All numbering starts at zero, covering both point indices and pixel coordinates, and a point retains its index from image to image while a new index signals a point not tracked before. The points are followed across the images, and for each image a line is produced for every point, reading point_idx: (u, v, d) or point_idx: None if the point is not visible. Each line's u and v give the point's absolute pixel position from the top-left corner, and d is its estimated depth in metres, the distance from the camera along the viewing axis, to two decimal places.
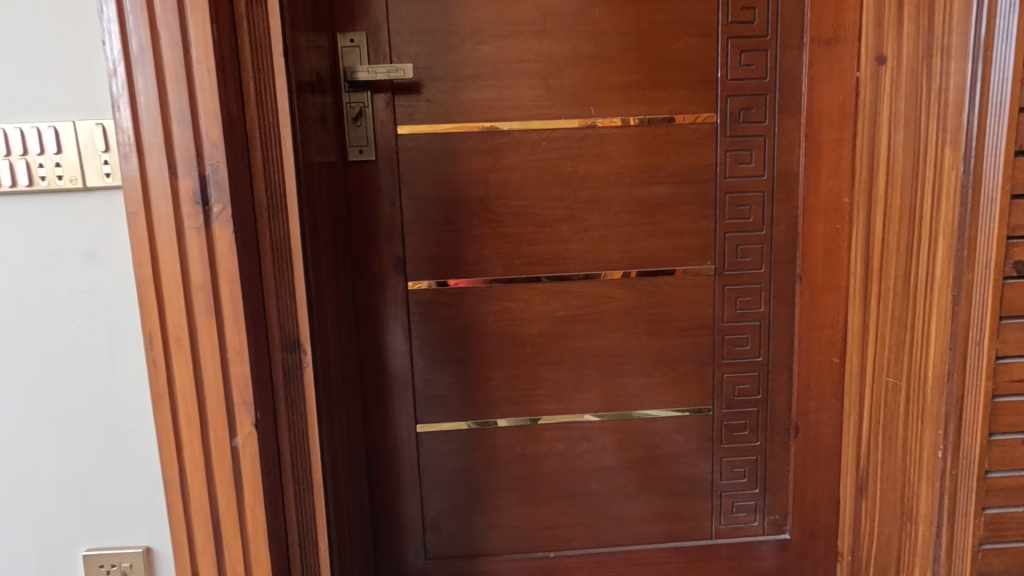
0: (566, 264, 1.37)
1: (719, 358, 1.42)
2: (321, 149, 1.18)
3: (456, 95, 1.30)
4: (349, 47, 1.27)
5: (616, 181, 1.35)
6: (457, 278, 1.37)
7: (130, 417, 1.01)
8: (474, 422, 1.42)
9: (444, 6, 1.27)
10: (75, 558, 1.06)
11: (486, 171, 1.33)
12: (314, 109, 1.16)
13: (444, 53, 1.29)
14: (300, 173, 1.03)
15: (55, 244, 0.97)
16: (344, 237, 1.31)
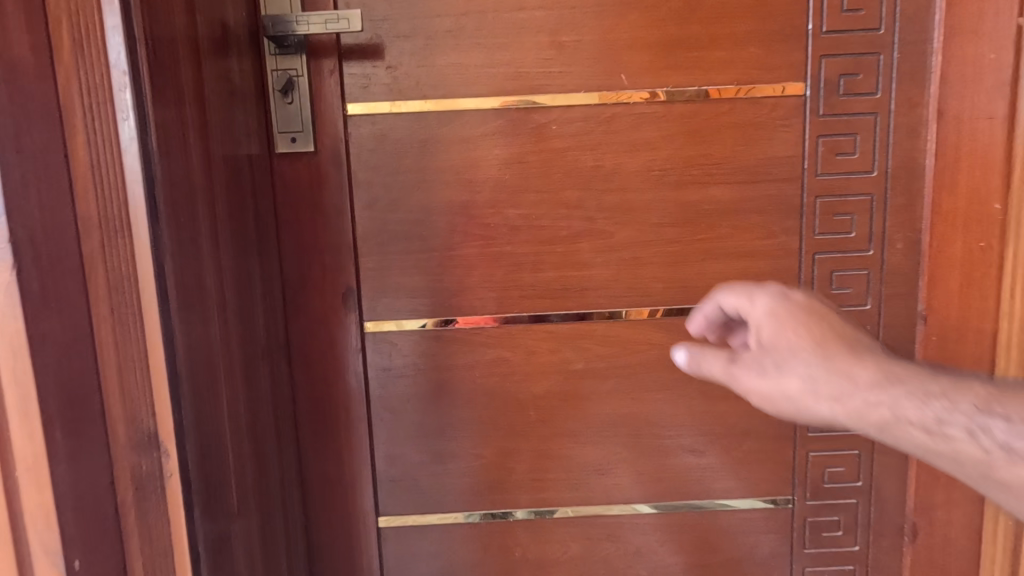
0: (585, 299, 0.97)
1: (802, 429, 1.00)
2: (227, 132, 0.80)
3: (429, 58, 0.91)
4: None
5: (659, 181, 0.95)
6: (455, 317, 0.97)
7: None
8: (485, 513, 1.02)
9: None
10: None
11: (472, 169, 0.94)
12: (214, 72, 0.77)
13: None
14: (164, 167, 0.64)
15: None
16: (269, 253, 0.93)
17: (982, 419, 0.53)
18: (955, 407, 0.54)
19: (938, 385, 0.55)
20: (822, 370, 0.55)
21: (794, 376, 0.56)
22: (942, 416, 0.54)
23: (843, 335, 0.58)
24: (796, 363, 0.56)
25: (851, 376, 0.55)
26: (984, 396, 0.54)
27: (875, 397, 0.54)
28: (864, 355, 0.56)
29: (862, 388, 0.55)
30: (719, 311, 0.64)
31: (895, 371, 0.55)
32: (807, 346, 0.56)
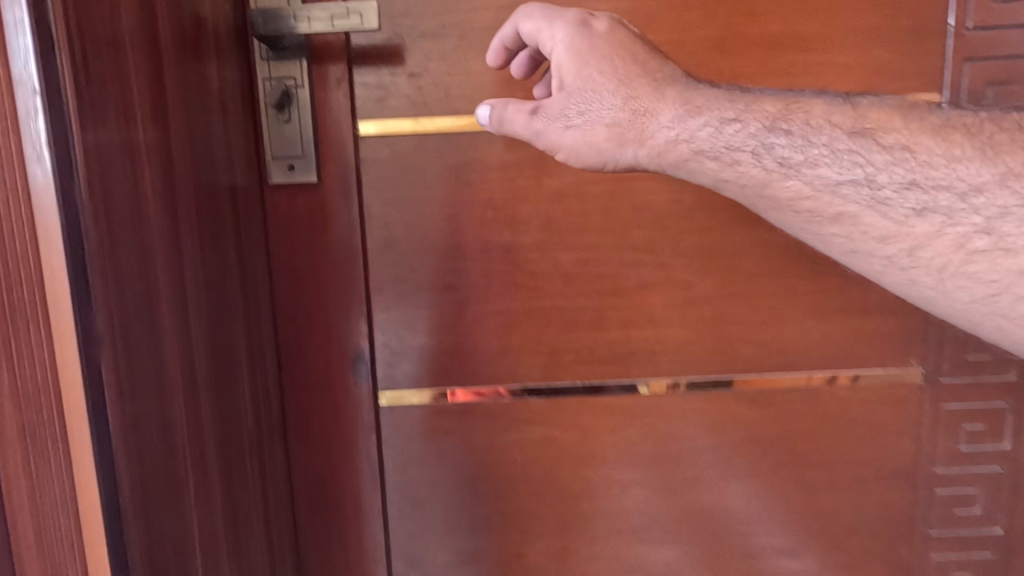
0: (651, 365, 0.78)
1: (921, 525, 0.81)
2: (203, 157, 0.60)
3: (463, 64, 0.72)
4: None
5: (749, 219, 0.75)
6: (462, 390, 0.78)
7: None
8: None
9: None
10: None
11: (515, 203, 0.74)
12: (184, 84, 0.57)
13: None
14: (101, 204, 0.44)
15: None
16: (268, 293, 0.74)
17: (782, 127, 0.59)
18: (776, 122, 0.59)
19: (790, 121, 0.59)
20: (621, 93, 0.59)
21: (596, 134, 0.60)
22: (767, 139, 0.59)
23: (656, 77, 0.60)
24: (655, 123, 0.60)
25: (659, 123, 0.59)
26: (798, 107, 0.59)
27: (711, 140, 0.59)
28: (673, 87, 0.60)
29: (688, 132, 0.59)
30: (517, 35, 0.64)
31: (710, 100, 0.60)
32: (608, 77, 0.59)
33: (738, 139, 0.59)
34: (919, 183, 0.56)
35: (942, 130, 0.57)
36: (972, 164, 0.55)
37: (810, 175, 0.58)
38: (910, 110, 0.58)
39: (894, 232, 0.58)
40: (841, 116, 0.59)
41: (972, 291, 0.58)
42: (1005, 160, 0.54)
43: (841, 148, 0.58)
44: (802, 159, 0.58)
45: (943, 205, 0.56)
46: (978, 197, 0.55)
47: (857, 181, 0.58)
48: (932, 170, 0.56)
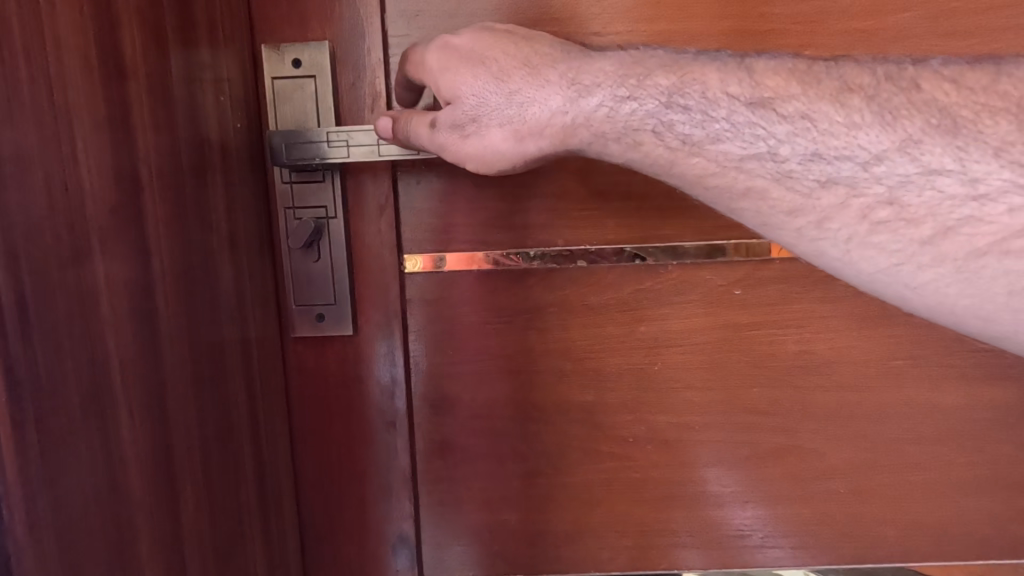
0: (766, 548, 0.62)
1: None
2: (216, 337, 0.44)
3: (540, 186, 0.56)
4: (292, 84, 0.52)
5: (899, 375, 0.59)
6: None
7: None
8: None
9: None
10: None
11: (603, 356, 0.59)
12: (193, 276, 0.41)
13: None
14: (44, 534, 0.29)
15: None
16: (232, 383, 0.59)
17: (677, 102, 0.39)
18: (642, 87, 0.40)
19: (699, 86, 0.39)
20: (503, 87, 0.43)
21: (495, 137, 0.43)
22: (665, 115, 0.39)
23: (520, 57, 0.44)
24: (536, 109, 0.42)
25: (532, 99, 0.42)
26: (694, 76, 0.39)
27: (581, 114, 0.41)
28: (560, 63, 0.42)
29: (581, 115, 0.41)
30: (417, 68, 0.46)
31: (599, 73, 0.41)
32: (487, 76, 0.43)
33: (628, 118, 0.40)
34: (822, 157, 0.36)
35: (843, 93, 0.36)
36: (871, 132, 0.35)
37: (712, 155, 0.39)
38: (810, 67, 0.38)
39: (793, 207, 0.38)
40: (739, 83, 0.38)
41: (877, 265, 0.37)
42: (905, 126, 0.35)
43: (740, 122, 0.38)
44: (705, 135, 0.39)
45: (845, 177, 0.36)
46: (872, 172, 0.36)
47: (759, 157, 0.38)
48: (831, 138, 0.36)
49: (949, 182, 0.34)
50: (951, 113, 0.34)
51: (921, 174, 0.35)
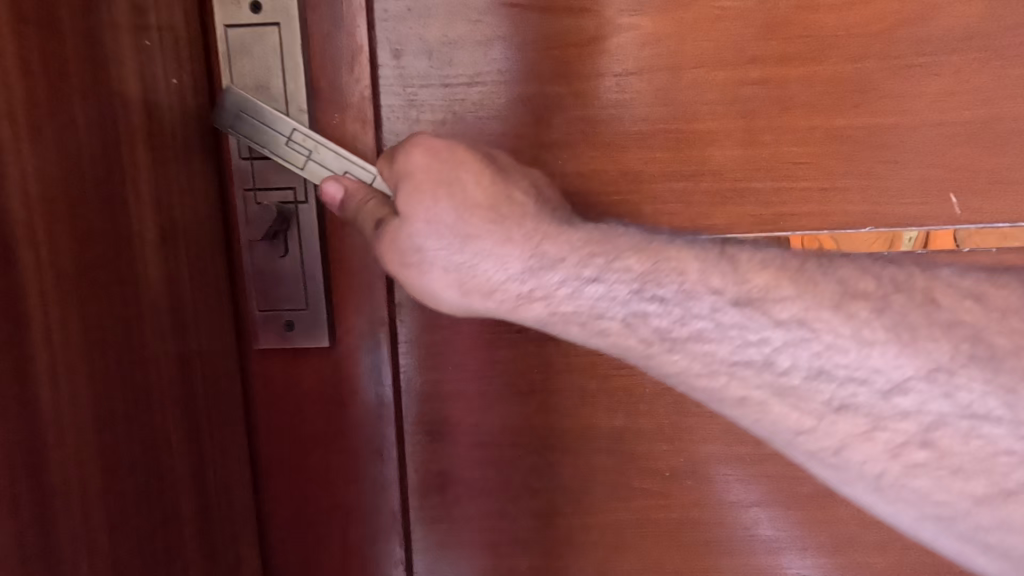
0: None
1: None
2: (145, 365, 0.34)
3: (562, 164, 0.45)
4: (252, 34, 0.41)
5: None
6: None
7: None
8: None
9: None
10: None
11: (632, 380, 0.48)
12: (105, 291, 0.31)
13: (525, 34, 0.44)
14: None
15: None
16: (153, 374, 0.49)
17: (650, 291, 0.28)
18: (609, 266, 0.28)
19: (655, 257, 0.28)
20: (459, 232, 0.29)
21: (440, 286, 0.30)
22: (637, 304, 0.28)
23: (481, 198, 0.30)
24: (480, 270, 0.29)
25: (490, 261, 0.29)
26: (664, 260, 0.28)
27: (538, 289, 0.29)
28: (529, 217, 0.29)
29: (544, 291, 0.29)
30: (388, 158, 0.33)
31: (567, 244, 0.29)
32: (441, 212, 0.29)
33: (598, 302, 0.28)
34: (829, 375, 0.26)
35: (840, 297, 0.26)
36: (886, 353, 0.25)
37: (692, 356, 0.27)
38: (802, 264, 0.27)
39: (801, 428, 0.26)
40: (720, 275, 0.27)
41: (907, 513, 0.26)
42: (926, 348, 0.25)
43: (728, 323, 0.27)
44: (685, 334, 0.27)
45: (866, 405, 0.25)
46: (892, 403, 0.25)
47: (752, 364, 0.27)
48: (841, 356, 0.25)
49: (994, 428, 0.24)
50: (981, 338, 0.25)
51: (962, 421, 0.25)
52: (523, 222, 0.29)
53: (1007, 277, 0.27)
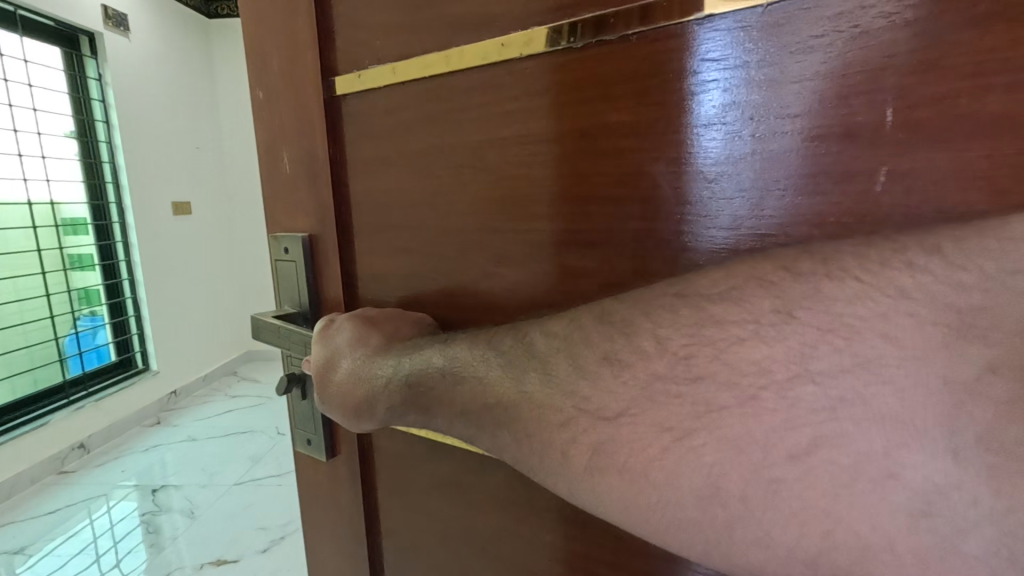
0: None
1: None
2: None
3: (500, 201, 0.36)
4: (290, 269, 0.49)
5: None
6: None
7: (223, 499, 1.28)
8: None
9: (298, 54, 0.45)
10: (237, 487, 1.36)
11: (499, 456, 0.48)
12: None
13: (503, 139, 0.35)
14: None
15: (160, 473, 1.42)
16: (126, 407, 1.74)
17: (408, 384, 0.38)
18: (394, 373, 0.39)
19: (410, 358, 0.38)
20: (336, 372, 0.42)
21: (335, 412, 0.44)
22: (405, 397, 0.38)
23: (354, 351, 0.42)
24: (357, 392, 0.41)
25: (348, 384, 0.42)
26: (416, 355, 0.38)
27: (371, 401, 0.40)
28: (375, 353, 0.40)
29: (375, 405, 0.40)
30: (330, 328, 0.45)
31: (380, 365, 0.40)
32: (328, 363, 0.43)
33: (394, 407, 0.39)
34: (484, 406, 0.32)
35: (490, 345, 0.33)
36: (499, 379, 0.31)
37: (428, 415, 0.36)
38: (488, 332, 0.34)
39: (491, 446, 0.32)
40: (437, 355, 0.36)
41: (565, 494, 0.28)
42: (518, 369, 0.30)
43: (439, 385, 0.35)
44: (423, 403, 0.37)
45: (504, 419, 0.30)
46: (509, 413, 0.30)
47: (455, 415, 0.34)
48: (483, 387, 0.32)
49: (548, 414, 0.28)
50: (573, 358, 0.27)
51: (559, 424, 0.27)
52: (365, 363, 0.41)
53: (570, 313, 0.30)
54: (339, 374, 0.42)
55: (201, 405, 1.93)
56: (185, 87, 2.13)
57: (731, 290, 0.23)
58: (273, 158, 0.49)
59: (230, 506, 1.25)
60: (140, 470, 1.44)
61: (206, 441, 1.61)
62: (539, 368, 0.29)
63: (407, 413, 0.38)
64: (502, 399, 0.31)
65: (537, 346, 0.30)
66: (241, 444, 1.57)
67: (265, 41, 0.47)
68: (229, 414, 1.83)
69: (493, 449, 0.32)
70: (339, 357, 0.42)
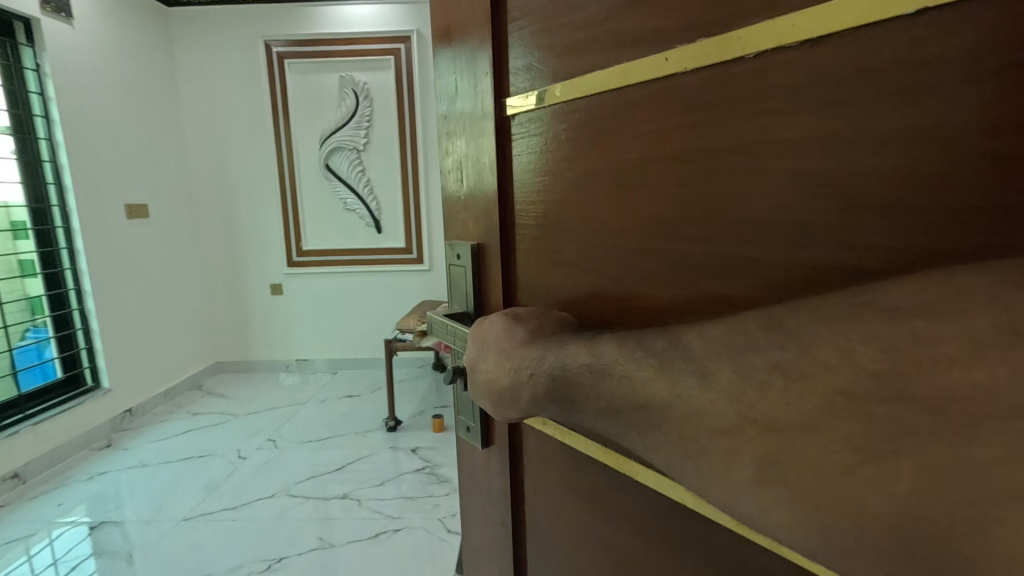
0: (450, 517, 1.69)
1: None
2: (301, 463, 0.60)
3: (661, 198, 0.38)
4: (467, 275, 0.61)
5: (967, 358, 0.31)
6: None
7: (162, 538, 1.59)
8: None
9: (480, 79, 0.55)
10: (173, 525, 1.66)
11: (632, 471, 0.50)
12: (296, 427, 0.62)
13: (693, 153, 0.35)
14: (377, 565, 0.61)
15: (115, 508, 1.75)
16: (74, 424, 2.12)
17: (553, 378, 0.38)
18: (538, 366, 0.40)
19: (554, 352, 0.39)
20: (486, 363, 0.45)
21: (481, 400, 0.46)
22: (549, 389, 0.39)
23: (505, 341, 0.44)
24: (503, 382, 0.43)
25: (495, 375, 0.44)
26: (560, 351, 0.39)
27: (515, 392, 0.42)
28: (522, 346, 0.42)
29: (519, 396, 0.42)
30: (482, 325, 0.47)
31: (525, 357, 0.41)
32: (479, 354, 0.46)
33: (538, 399, 0.40)
34: (634, 404, 0.31)
35: (639, 345, 0.33)
36: (648, 377, 0.31)
37: (573, 409, 0.37)
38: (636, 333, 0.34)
39: (640, 444, 0.32)
40: (582, 350, 0.37)
41: (733, 502, 0.27)
42: (673, 369, 0.30)
43: (585, 381, 0.35)
44: (566, 397, 0.37)
45: (658, 418, 0.30)
46: (666, 411, 0.29)
47: (602, 410, 0.34)
48: (631, 385, 0.32)
49: (711, 418, 0.27)
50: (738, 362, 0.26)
51: (723, 428, 0.26)
52: (514, 355, 0.42)
53: (734, 318, 0.28)
54: (486, 365, 0.45)
55: (157, 427, 2.37)
56: (127, 97, 2.48)
57: (937, 302, 0.21)
58: (461, 163, 0.60)
59: (171, 543, 1.57)
60: (89, 503, 1.78)
61: (153, 469, 2.01)
62: (697, 369, 0.28)
63: (548, 404, 0.39)
64: (654, 401, 0.30)
65: (694, 350, 0.29)
66: (185, 473, 1.98)
67: (460, 70, 0.58)
68: (175, 438, 2.26)
69: (641, 451, 0.32)
70: (490, 348, 0.45)
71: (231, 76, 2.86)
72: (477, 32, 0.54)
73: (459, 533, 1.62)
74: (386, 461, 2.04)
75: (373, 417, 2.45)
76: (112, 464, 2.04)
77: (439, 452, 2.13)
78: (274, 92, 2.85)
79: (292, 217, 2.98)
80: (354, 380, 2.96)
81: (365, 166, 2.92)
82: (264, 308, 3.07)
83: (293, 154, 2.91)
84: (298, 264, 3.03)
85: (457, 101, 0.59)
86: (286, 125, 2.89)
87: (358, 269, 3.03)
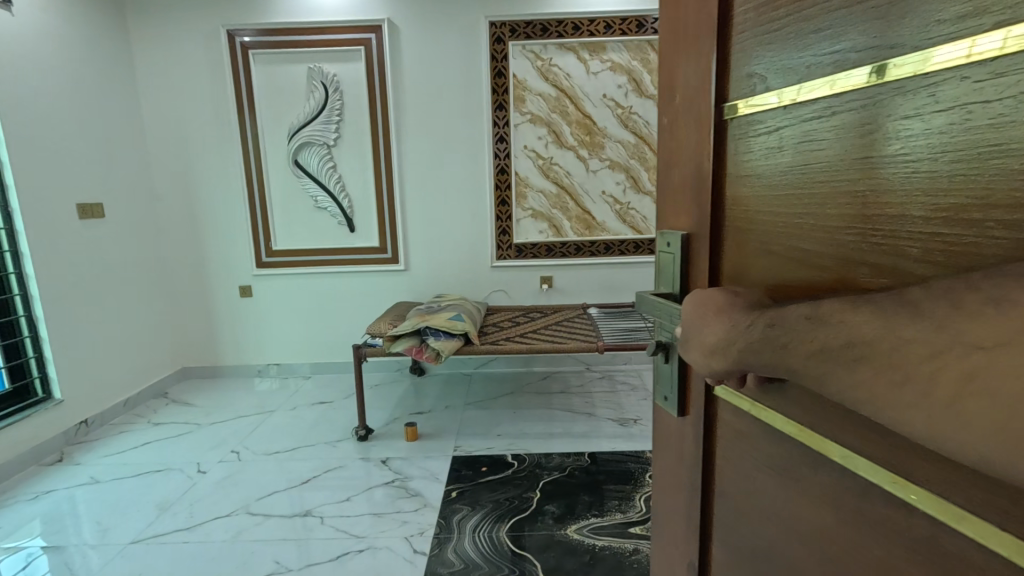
0: (416, 537, 2.05)
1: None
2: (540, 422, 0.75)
3: (917, 183, 0.41)
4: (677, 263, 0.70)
5: None
6: None
7: (104, 559, 1.97)
8: None
9: (703, 90, 0.65)
10: (117, 545, 2.05)
11: (815, 439, 0.54)
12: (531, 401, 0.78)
13: (930, 146, 0.40)
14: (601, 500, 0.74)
15: (68, 529, 2.15)
16: (20, 435, 2.59)
17: (761, 328, 0.47)
18: (749, 322, 0.48)
19: (764, 313, 0.47)
20: (702, 323, 0.55)
21: (693, 355, 0.57)
22: (757, 340, 0.47)
23: (721, 307, 0.54)
24: (716, 337, 0.52)
25: (708, 331, 0.54)
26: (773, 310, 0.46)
27: (724, 345, 0.51)
28: (738, 311, 0.51)
29: (728, 348, 0.50)
30: (698, 296, 0.58)
31: (740, 316, 0.50)
32: (697, 317, 0.56)
33: (746, 352, 0.49)
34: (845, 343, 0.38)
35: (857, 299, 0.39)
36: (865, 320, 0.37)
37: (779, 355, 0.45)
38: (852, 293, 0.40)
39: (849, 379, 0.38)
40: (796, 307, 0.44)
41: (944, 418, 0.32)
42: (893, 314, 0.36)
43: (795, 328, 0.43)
44: (769, 345, 0.45)
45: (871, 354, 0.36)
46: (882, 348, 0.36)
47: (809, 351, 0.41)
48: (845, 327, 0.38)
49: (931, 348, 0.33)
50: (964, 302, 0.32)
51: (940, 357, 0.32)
52: (731, 318, 0.51)
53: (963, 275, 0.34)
54: (702, 328, 0.55)
55: (126, 433, 2.99)
56: (95, 142, 3.11)
57: None
58: (676, 164, 0.71)
59: (120, 564, 1.94)
60: (48, 518, 2.22)
61: (105, 484, 2.48)
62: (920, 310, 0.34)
63: (761, 350, 0.47)
64: (870, 339, 0.36)
65: (916, 295, 0.36)
66: (154, 483, 2.48)
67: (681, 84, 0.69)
68: (142, 447, 2.83)
69: (849, 384, 0.38)
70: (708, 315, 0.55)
71: (190, 88, 3.47)
72: (701, 50, 0.64)
73: (424, 554, 1.96)
74: (358, 471, 2.53)
75: (342, 427, 3.00)
76: (95, 480, 2.50)
77: (407, 463, 2.61)
78: (237, 93, 3.45)
79: (258, 215, 3.60)
80: (326, 385, 3.64)
81: (335, 162, 3.52)
82: (235, 308, 3.72)
83: (259, 163, 3.54)
84: (264, 265, 3.66)
85: (677, 110, 0.70)
86: (251, 123, 3.49)
87: (349, 268, 3.65)
